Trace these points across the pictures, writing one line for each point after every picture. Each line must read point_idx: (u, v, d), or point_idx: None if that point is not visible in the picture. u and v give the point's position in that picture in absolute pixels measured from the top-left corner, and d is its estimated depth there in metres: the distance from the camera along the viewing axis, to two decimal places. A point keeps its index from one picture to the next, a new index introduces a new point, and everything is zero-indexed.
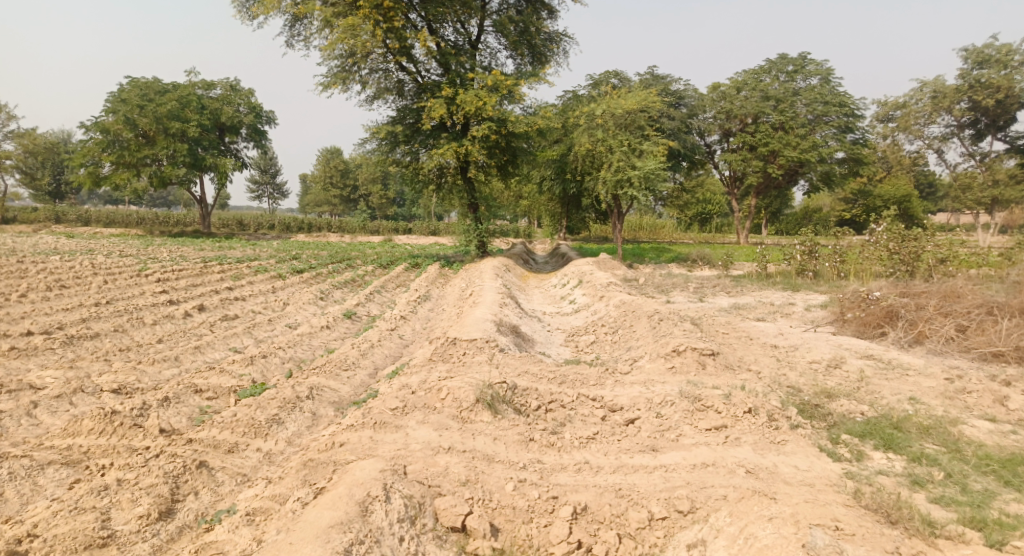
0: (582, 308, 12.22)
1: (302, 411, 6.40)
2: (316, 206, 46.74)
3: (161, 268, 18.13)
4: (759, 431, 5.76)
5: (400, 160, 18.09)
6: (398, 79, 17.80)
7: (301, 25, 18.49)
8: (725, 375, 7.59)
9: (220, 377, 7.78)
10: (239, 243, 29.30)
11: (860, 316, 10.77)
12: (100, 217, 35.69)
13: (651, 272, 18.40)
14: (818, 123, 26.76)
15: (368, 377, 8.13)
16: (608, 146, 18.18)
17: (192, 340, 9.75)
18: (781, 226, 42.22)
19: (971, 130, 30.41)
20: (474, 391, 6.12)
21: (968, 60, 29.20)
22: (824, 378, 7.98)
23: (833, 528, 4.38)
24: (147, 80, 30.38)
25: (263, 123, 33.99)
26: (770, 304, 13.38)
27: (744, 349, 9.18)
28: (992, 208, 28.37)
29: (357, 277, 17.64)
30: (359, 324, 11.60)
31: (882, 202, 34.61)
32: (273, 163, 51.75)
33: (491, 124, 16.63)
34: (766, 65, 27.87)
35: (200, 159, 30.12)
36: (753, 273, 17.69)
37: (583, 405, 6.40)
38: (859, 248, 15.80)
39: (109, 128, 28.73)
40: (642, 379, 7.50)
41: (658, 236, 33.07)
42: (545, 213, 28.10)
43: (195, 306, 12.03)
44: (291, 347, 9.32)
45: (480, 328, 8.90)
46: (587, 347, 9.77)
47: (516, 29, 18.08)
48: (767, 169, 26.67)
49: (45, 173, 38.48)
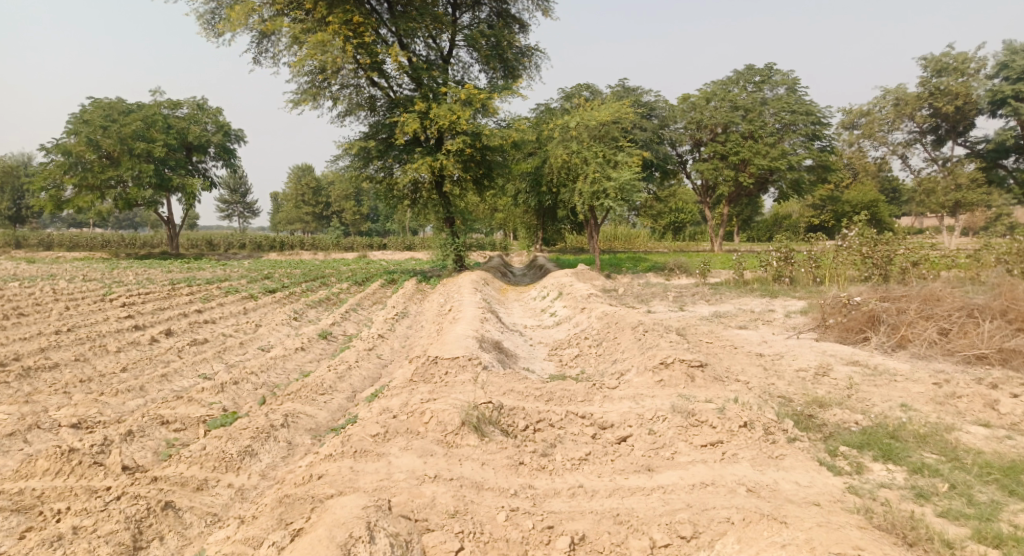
0: (563, 320, 12.00)
1: (277, 441, 6.07)
2: (288, 224, 46.11)
3: (127, 292, 17.59)
4: (756, 447, 5.57)
5: (374, 176, 17.81)
6: (370, 94, 17.54)
7: (268, 42, 18.18)
8: (715, 387, 7.42)
9: (188, 406, 7.42)
10: (209, 264, 28.71)
11: (842, 322, 10.69)
12: (64, 241, 34.77)
13: (629, 282, 18.27)
14: (787, 131, 27.03)
15: (346, 401, 7.82)
16: (583, 158, 18.04)
17: (159, 367, 9.35)
18: (753, 233, 42.58)
19: (933, 136, 31.01)
20: (459, 414, 5.85)
21: (928, 68, 29.76)
22: (813, 386, 7.83)
23: None
24: (110, 100, 29.75)
25: (231, 141, 33.44)
26: (750, 312, 13.31)
27: (730, 359, 9.02)
28: (956, 212, 28.86)
29: (331, 295, 17.28)
30: (335, 345, 11.26)
31: (850, 207, 35.06)
32: (243, 182, 51.05)
33: (465, 138, 16.43)
34: (734, 76, 28.11)
35: (167, 180, 29.48)
36: (731, 280, 17.65)
37: (572, 423, 6.16)
38: (832, 253, 15.70)
39: (71, 150, 28.09)
40: (631, 394, 7.29)
41: (633, 246, 33.12)
42: (521, 225, 27.98)
43: (162, 332, 11.60)
44: (264, 371, 8.96)
45: (462, 345, 8.63)
46: (572, 361, 9.54)
47: (487, 43, 17.95)
48: (738, 178, 26.84)
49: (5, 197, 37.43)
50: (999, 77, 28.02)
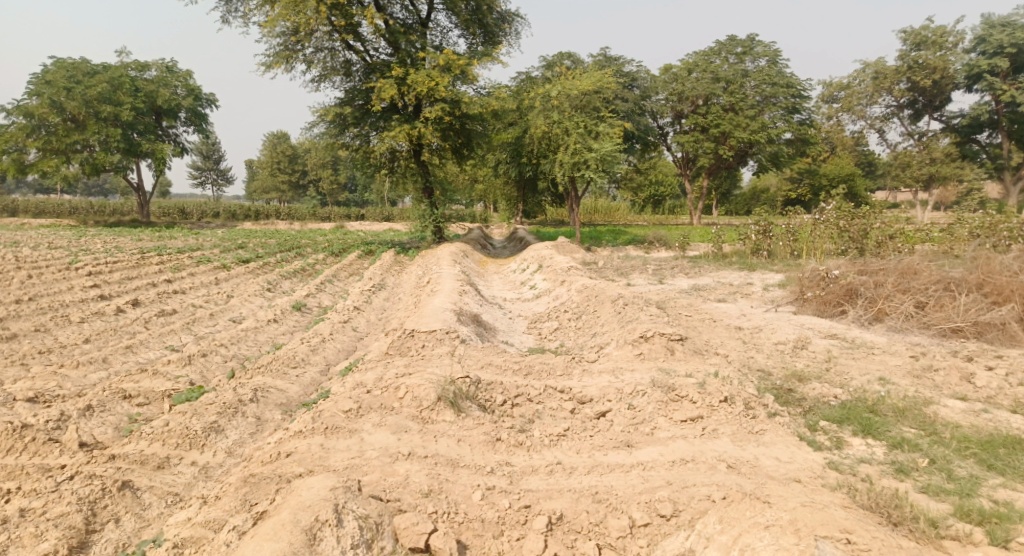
0: (542, 293, 11.84)
1: (246, 416, 5.88)
2: (263, 193, 45.26)
3: (94, 261, 17.10)
4: (737, 422, 5.48)
5: (349, 144, 17.40)
6: (346, 59, 17.03)
7: (239, 1, 17.53)
8: (694, 361, 7.33)
9: (153, 380, 7.17)
10: (181, 233, 28.03)
11: (820, 295, 10.66)
12: (31, 207, 33.80)
13: (608, 255, 18.14)
14: (767, 104, 26.87)
15: (320, 375, 7.62)
16: (563, 128, 17.76)
17: (123, 338, 9.06)
18: (732, 207, 42.63)
19: (910, 110, 31.07)
20: (435, 389, 5.69)
21: (907, 41, 29.72)
22: (792, 360, 7.77)
23: (843, 541, 3.94)
24: (74, 61, 28.72)
25: (202, 106, 32.53)
26: (729, 285, 13.25)
27: (709, 333, 8.95)
28: (930, 186, 29.04)
29: (306, 266, 16.94)
30: (309, 316, 11.02)
31: (827, 181, 35.14)
32: (217, 149, 49.98)
33: (444, 105, 16.04)
34: (716, 47, 27.80)
35: (136, 145, 28.60)
36: (709, 253, 17.59)
37: (551, 398, 6.03)
38: (810, 226, 15.63)
39: (34, 113, 27.14)
40: (611, 368, 7.18)
41: (613, 218, 32.95)
42: (501, 196, 27.71)
43: (129, 302, 11.25)
44: (235, 344, 8.72)
45: (439, 318, 8.44)
46: (551, 335, 9.41)
47: (466, 8, 17.47)
48: (718, 150, 26.70)
49: None
50: (977, 51, 27.97)
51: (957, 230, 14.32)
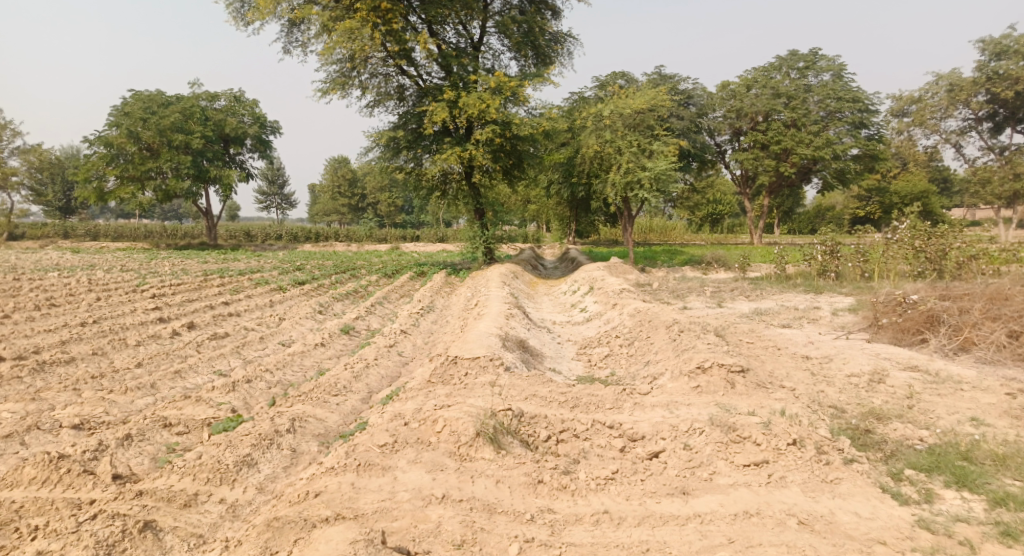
0: (593, 317, 11.40)
1: (281, 448, 5.64)
2: (324, 215, 46.17)
3: (159, 283, 17.49)
4: (807, 469, 4.93)
5: (403, 168, 17.41)
6: (400, 83, 17.10)
7: (298, 31, 17.86)
8: (757, 396, 6.78)
9: (195, 406, 7.03)
10: (244, 255, 28.72)
11: (897, 322, 9.93)
12: (108, 231, 35.28)
13: (665, 276, 17.57)
14: (832, 119, 25.82)
15: (360, 403, 7.37)
16: (616, 148, 17.38)
17: (174, 362, 9.03)
18: (794, 226, 41.12)
19: (989, 123, 29.42)
20: (474, 423, 5.33)
21: (985, 51, 28.28)
22: (868, 395, 7.13)
23: None
24: (150, 93, 29.86)
25: (267, 133, 33.39)
26: (794, 309, 12.53)
27: (774, 362, 8.36)
28: (1013, 203, 27.44)
29: (360, 288, 16.91)
30: (357, 340, 10.86)
31: (899, 199, 33.53)
32: (281, 173, 51.36)
33: (495, 127, 15.87)
34: (777, 62, 26.96)
35: (204, 171, 29.47)
36: (772, 275, 16.80)
37: (599, 434, 5.61)
38: (881, 247, 14.74)
39: (113, 142, 28.35)
40: (665, 401, 6.69)
41: (669, 238, 32.16)
42: (554, 216, 27.40)
43: (184, 324, 11.30)
44: (281, 369, 8.56)
45: (483, 344, 8.11)
46: (601, 362, 8.96)
47: (519, 30, 17.32)
48: (780, 168, 25.80)
49: (54, 189, 38.21)
50: None
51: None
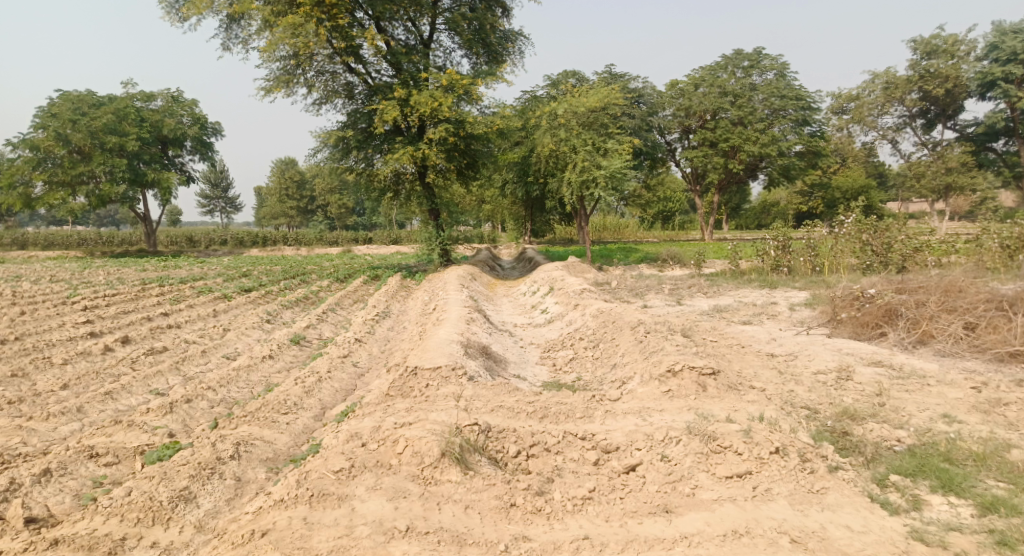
0: (554, 318, 11.10)
1: (223, 478, 5.17)
2: (272, 219, 44.91)
3: (92, 294, 16.50)
4: (792, 478, 4.75)
5: (353, 168, 16.85)
6: (347, 81, 16.50)
7: (238, 26, 17.08)
8: (730, 399, 6.57)
9: (128, 432, 6.47)
10: (185, 262, 27.55)
11: (856, 317, 9.88)
12: (39, 240, 33.49)
13: (621, 275, 17.40)
14: (777, 117, 26.19)
15: (313, 421, 6.91)
16: (571, 146, 17.13)
17: (106, 382, 8.38)
18: (741, 221, 41.78)
19: (922, 119, 30.36)
20: (439, 443, 5.01)
21: (917, 50, 29.13)
22: (838, 393, 6.98)
23: None
24: (80, 93, 28.40)
25: (208, 135, 32.16)
26: (753, 305, 12.46)
27: (740, 361, 8.19)
28: (947, 196, 28.36)
29: (310, 294, 16.26)
30: (308, 350, 10.32)
31: (841, 194, 34.34)
32: (225, 176, 49.78)
33: (449, 126, 15.45)
34: (722, 61, 27.20)
35: (141, 175, 28.19)
36: (726, 271, 16.76)
37: (571, 447, 5.35)
38: (830, 241, 14.85)
39: (40, 145, 26.85)
40: (637, 408, 6.42)
41: (622, 236, 32.20)
42: (508, 216, 27.10)
43: (118, 339, 10.59)
44: (224, 386, 8.00)
45: (445, 352, 7.71)
46: (566, 366, 8.67)
47: (470, 27, 16.96)
48: (728, 165, 26.02)
49: None
50: (989, 58, 27.47)
51: (986, 241, 13.52)
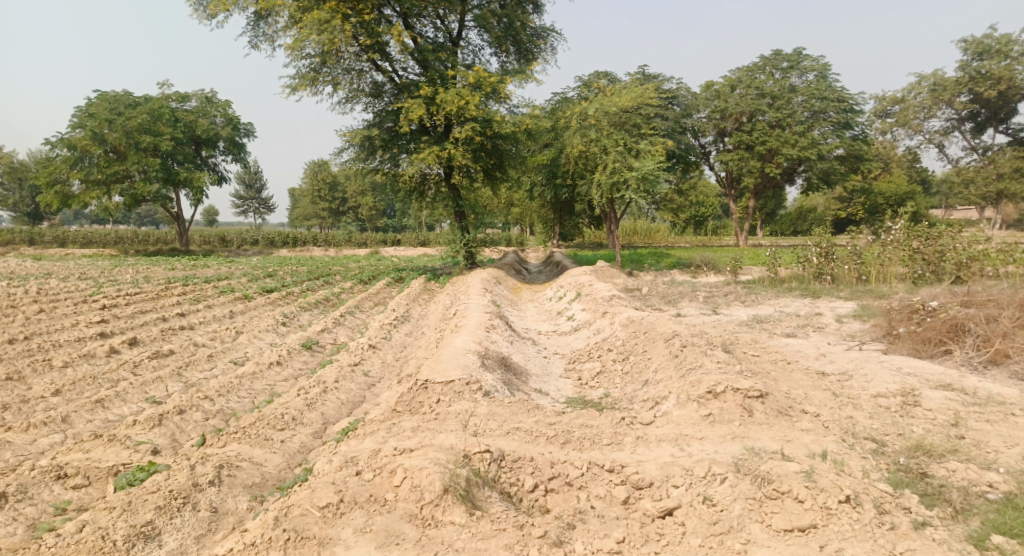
0: (581, 326, 10.32)
1: (196, 510, 4.61)
2: (304, 219, 44.83)
3: (112, 292, 16.12)
4: (867, 534, 4.09)
5: (379, 168, 16.24)
6: (373, 79, 15.90)
7: (264, 23, 16.63)
8: (780, 427, 5.76)
9: (106, 448, 5.86)
10: (214, 261, 27.35)
11: (916, 332, 8.92)
12: (76, 238, 33.69)
13: (653, 280, 16.54)
14: (817, 119, 24.99)
15: (311, 438, 6.25)
16: (602, 147, 16.29)
17: (101, 389, 7.82)
18: (776, 227, 40.50)
19: (971, 123, 28.99)
20: (442, 476, 4.40)
21: (968, 51, 27.83)
22: (905, 422, 6.11)
23: None
24: (116, 93, 28.36)
25: (240, 135, 31.93)
26: (797, 315, 11.53)
27: (788, 380, 7.34)
28: (997, 202, 26.99)
29: (330, 296, 15.70)
30: (320, 356, 9.67)
31: (884, 200, 32.82)
32: (258, 177, 49.87)
33: (476, 125, 14.77)
34: (760, 62, 26.09)
35: (174, 174, 28.04)
36: (765, 278, 15.75)
37: (596, 482, 4.72)
38: (876, 247, 13.84)
39: (76, 144, 26.90)
40: (674, 433, 5.64)
41: (653, 240, 31.25)
42: (537, 218, 26.38)
43: (125, 340, 10.01)
44: (223, 395, 7.34)
45: (459, 363, 6.98)
46: (593, 381, 7.88)
47: (500, 24, 16.26)
48: (765, 169, 25.00)
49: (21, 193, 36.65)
50: None
51: None
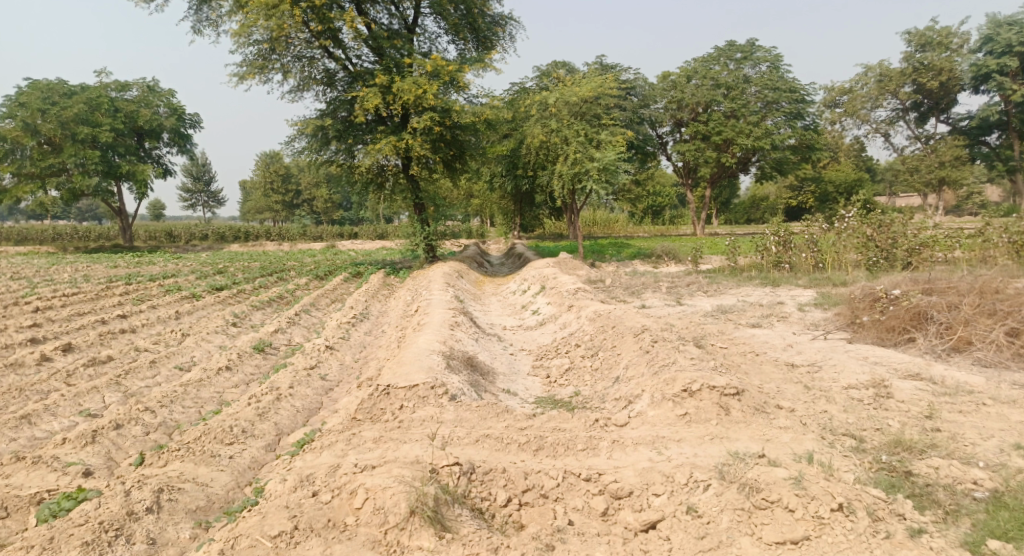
0: (547, 320, 10.03)
1: (131, 543, 4.41)
2: (257, 213, 43.52)
3: (49, 293, 15.23)
4: (862, 545, 3.98)
5: (334, 160, 15.65)
6: (326, 67, 15.27)
7: (209, 8, 15.85)
8: (758, 425, 5.57)
9: (30, 472, 5.45)
10: (161, 258, 26.24)
11: (879, 321, 8.85)
12: (12, 234, 32.06)
13: (615, 272, 16.35)
14: (769, 110, 25.16)
15: (264, 452, 5.85)
16: (562, 137, 15.95)
17: (30, 401, 7.24)
18: (732, 216, 41.03)
19: (915, 113, 29.66)
20: (407, 496, 4.16)
21: (911, 42, 28.26)
22: (881, 415, 5.98)
23: None
24: (50, 82, 26.88)
25: (185, 126, 30.69)
26: (760, 305, 11.44)
27: (761, 374, 7.17)
28: (940, 190, 27.65)
29: (284, 293, 15.08)
30: (273, 359, 9.17)
31: (834, 188, 33.36)
32: (207, 170, 48.33)
33: (434, 115, 14.30)
34: (714, 53, 26.13)
35: (115, 167, 26.80)
36: (725, 267, 15.65)
37: (574, 493, 4.55)
38: (832, 235, 13.85)
39: (8, 136, 25.48)
40: (651, 435, 5.40)
41: (613, 230, 31.22)
42: (497, 210, 26.08)
43: (58, 347, 9.34)
44: (167, 406, 6.84)
45: (423, 366, 6.59)
46: (562, 379, 7.60)
47: (457, 11, 15.79)
48: (721, 159, 25.09)
49: None
50: (984, 51, 26.42)
51: (993, 236, 12.62)
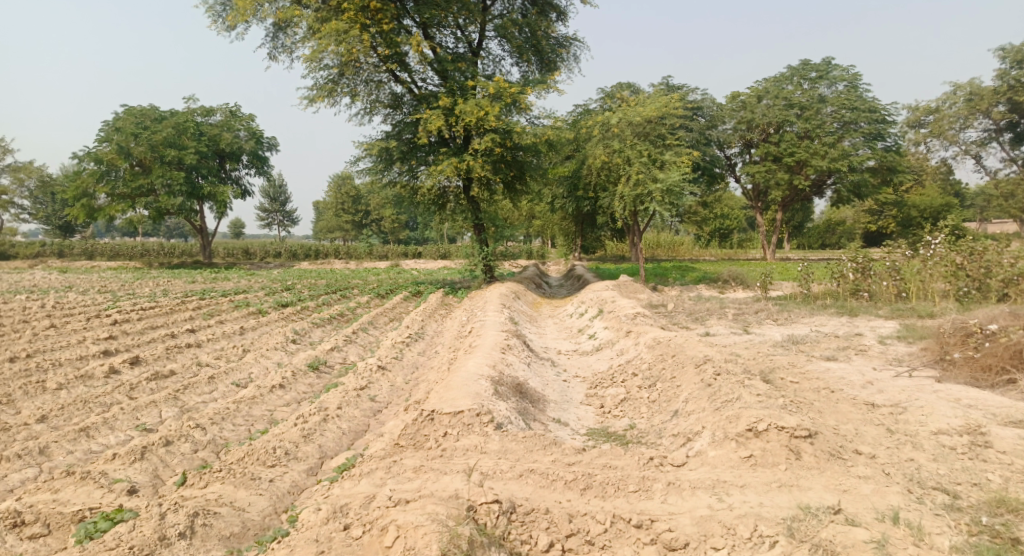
0: (604, 346, 9.60)
1: None
2: (327, 231, 44.54)
3: (128, 306, 15.77)
4: None
5: (397, 180, 15.68)
6: (392, 90, 15.40)
7: (283, 34, 16.25)
8: (832, 472, 5.04)
9: (77, 488, 5.41)
10: (235, 274, 27.07)
11: (973, 359, 8.04)
12: (104, 250, 33.75)
13: (679, 296, 15.77)
14: (846, 130, 24.05)
15: (304, 476, 5.65)
16: (625, 158, 15.60)
17: (91, 414, 7.31)
18: (804, 240, 39.44)
19: (1010, 133, 27.83)
20: (440, 537, 3.90)
21: (1005, 59, 26.62)
22: (977, 467, 5.34)
23: None
24: (143, 108, 28.15)
25: (263, 148, 31.72)
26: (835, 335, 10.70)
27: (836, 413, 6.56)
28: None
29: (345, 311, 15.15)
30: (327, 377, 9.06)
31: (918, 212, 31.60)
32: (283, 190, 49.88)
33: (496, 136, 14.14)
34: (788, 72, 25.20)
35: (199, 188, 27.83)
36: (797, 294, 14.84)
37: (623, 541, 4.23)
38: (916, 262, 12.91)
39: (103, 158, 26.91)
40: (710, 478, 4.95)
41: (677, 254, 30.42)
42: (559, 231, 25.78)
43: (126, 360, 9.50)
44: (217, 423, 6.76)
45: (469, 392, 6.28)
46: (617, 410, 7.18)
47: (521, 35, 15.73)
48: (794, 181, 24.14)
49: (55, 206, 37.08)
50: None
51: None
